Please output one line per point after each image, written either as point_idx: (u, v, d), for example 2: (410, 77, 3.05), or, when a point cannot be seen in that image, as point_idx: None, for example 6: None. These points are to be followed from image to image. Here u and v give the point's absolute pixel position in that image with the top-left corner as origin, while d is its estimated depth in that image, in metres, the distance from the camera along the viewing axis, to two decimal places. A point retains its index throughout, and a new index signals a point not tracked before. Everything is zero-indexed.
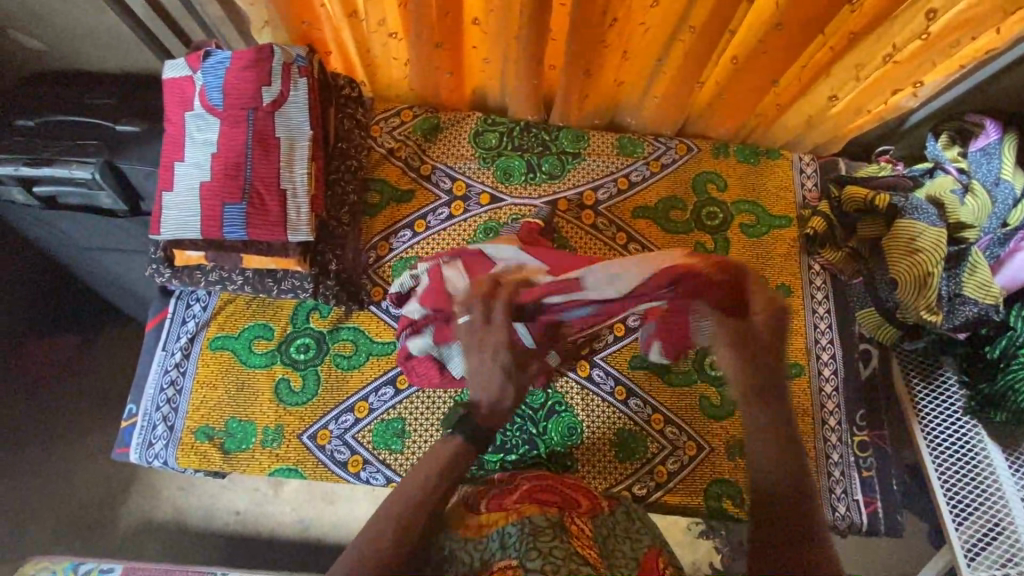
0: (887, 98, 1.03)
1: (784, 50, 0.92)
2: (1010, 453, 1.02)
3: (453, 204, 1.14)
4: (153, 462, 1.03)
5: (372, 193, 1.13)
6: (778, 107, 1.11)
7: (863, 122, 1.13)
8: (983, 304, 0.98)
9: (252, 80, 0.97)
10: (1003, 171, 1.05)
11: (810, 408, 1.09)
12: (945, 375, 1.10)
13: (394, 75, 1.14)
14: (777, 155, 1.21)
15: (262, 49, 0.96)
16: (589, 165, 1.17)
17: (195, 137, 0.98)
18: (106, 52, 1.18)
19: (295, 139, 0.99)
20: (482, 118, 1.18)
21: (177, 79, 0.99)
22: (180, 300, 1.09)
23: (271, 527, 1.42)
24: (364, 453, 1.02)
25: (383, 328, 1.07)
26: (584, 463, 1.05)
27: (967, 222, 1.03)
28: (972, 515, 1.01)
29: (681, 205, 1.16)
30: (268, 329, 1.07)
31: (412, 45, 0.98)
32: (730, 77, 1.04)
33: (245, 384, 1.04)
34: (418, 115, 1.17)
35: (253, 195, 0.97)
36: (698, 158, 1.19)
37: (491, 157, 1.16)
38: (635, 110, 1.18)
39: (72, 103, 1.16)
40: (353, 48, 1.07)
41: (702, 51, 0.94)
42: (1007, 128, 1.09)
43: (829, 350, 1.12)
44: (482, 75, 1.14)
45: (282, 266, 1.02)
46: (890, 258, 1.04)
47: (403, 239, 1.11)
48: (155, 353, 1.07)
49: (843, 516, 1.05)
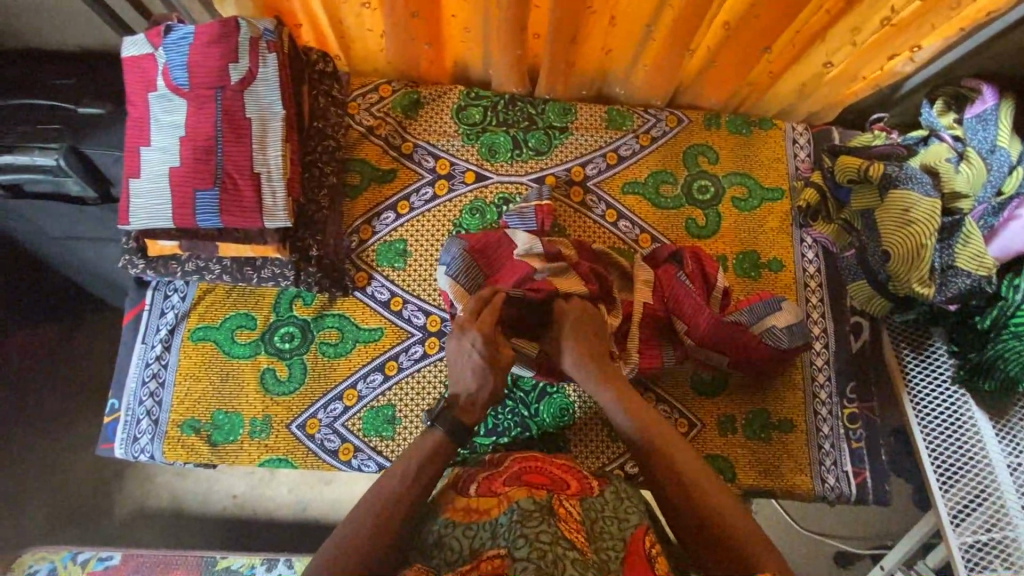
0: (884, 63, 1.00)
1: (778, 11, 0.88)
2: (997, 421, 1.04)
3: (437, 184, 1.10)
4: (140, 456, 1.02)
5: (352, 174, 1.09)
6: (770, 75, 1.07)
7: (858, 88, 1.09)
8: (976, 275, 0.98)
9: (217, 56, 0.91)
10: (999, 138, 1.03)
11: (801, 382, 1.09)
12: (936, 345, 1.10)
13: (370, 49, 1.08)
14: (770, 125, 1.17)
15: (227, 24, 0.91)
16: (577, 139, 1.13)
17: (161, 119, 0.93)
18: (58, 31, 1.10)
19: (267, 119, 0.94)
20: (465, 91, 1.13)
21: (138, 57, 0.93)
22: (158, 291, 1.06)
23: (269, 508, 1.42)
24: (355, 441, 1.01)
25: (368, 315, 1.05)
26: (577, 443, 1.05)
27: (961, 191, 1.00)
28: (958, 482, 1.02)
29: (671, 179, 1.13)
30: (250, 318, 1.04)
31: (387, 15, 0.92)
32: (722, 43, 0.99)
33: (230, 375, 1.02)
34: (397, 89, 1.12)
35: (225, 180, 0.93)
36: (689, 130, 1.15)
37: (475, 133, 1.12)
38: (623, 80, 1.14)
39: (31, 85, 1.10)
40: (325, 20, 1.01)
41: (693, 15, 0.89)
42: (1003, 94, 1.06)
43: (821, 324, 1.12)
44: (463, 46, 1.09)
45: (261, 254, 0.98)
46: (882, 229, 1.01)
47: (387, 221, 1.08)
48: (135, 347, 1.05)
49: (833, 487, 1.06)
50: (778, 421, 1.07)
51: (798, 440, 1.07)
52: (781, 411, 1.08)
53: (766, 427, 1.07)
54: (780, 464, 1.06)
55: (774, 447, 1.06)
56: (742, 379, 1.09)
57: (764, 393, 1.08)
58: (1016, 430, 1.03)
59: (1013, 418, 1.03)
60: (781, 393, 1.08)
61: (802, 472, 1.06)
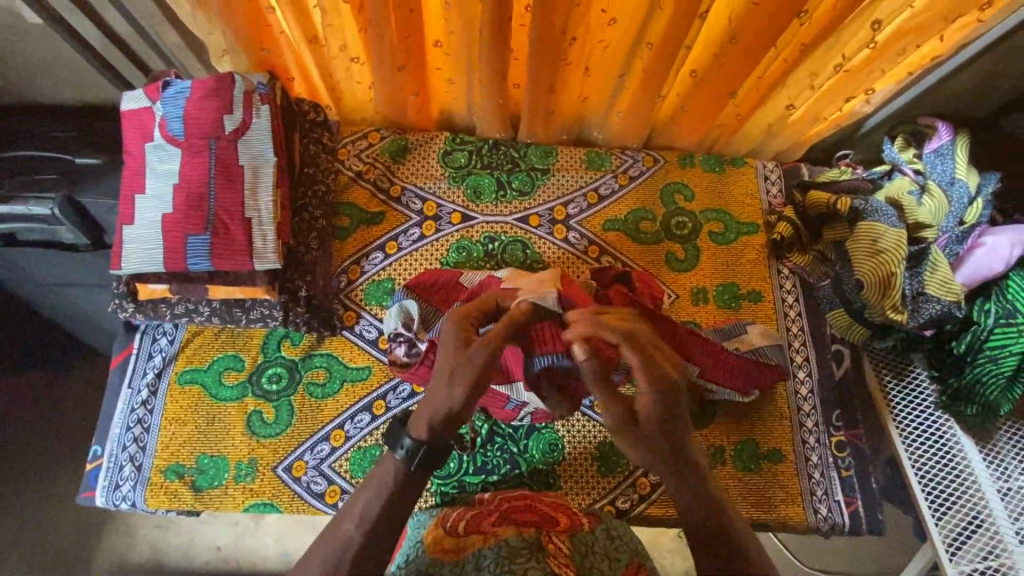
0: (841, 105, 1.06)
1: (739, 62, 0.95)
2: (983, 446, 1.05)
3: (424, 225, 1.13)
4: (121, 504, 1.00)
5: (341, 217, 1.12)
6: (738, 118, 1.14)
7: (821, 129, 1.16)
8: (945, 301, 1.01)
9: (213, 109, 0.96)
10: (957, 171, 1.09)
11: (787, 411, 1.10)
12: (916, 371, 1.12)
13: (359, 100, 1.14)
14: (741, 162, 1.23)
15: (223, 78, 0.96)
16: (559, 180, 1.18)
17: (156, 168, 0.97)
18: (59, 86, 1.15)
19: (260, 166, 0.98)
20: (450, 137, 1.19)
21: (135, 110, 0.97)
22: (146, 335, 1.07)
23: (252, 561, 1.37)
24: (341, 483, 1.00)
25: (356, 353, 1.06)
26: (566, 480, 1.04)
27: (926, 222, 1.07)
28: (951, 510, 1.02)
29: (650, 216, 1.18)
30: (238, 359, 1.05)
31: (375, 69, 0.99)
32: (690, 90, 1.07)
33: (217, 418, 1.02)
34: (385, 136, 1.17)
35: (217, 225, 0.95)
36: (665, 170, 1.21)
37: (460, 176, 1.16)
38: (600, 125, 1.19)
39: (28, 138, 1.13)
40: (316, 74, 1.07)
41: (661, 68, 0.97)
42: (957, 130, 1.13)
43: (803, 352, 1.14)
44: (448, 96, 1.15)
45: (250, 295, 1.00)
46: (855, 258, 1.05)
47: (375, 261, 1.11)
48: (121, 391, 1.04)
49: (825, 517, 1.05)
50: (766, 451, 1.07)
51: (788, 470, 1.07)
52: (768, 440, 1.08)
53: (756, 457, 1.07)
54: (772, 495, 1.05)
55: (764, 478, 1.06)
56: (728, 409, 1.09)
57: (751, 423, 1.09)
58: (1002, 454, 1.04)
59: (998, 442, 1.05)
60: (767, 422, 1.09)
61: (794, 502, 1.05)
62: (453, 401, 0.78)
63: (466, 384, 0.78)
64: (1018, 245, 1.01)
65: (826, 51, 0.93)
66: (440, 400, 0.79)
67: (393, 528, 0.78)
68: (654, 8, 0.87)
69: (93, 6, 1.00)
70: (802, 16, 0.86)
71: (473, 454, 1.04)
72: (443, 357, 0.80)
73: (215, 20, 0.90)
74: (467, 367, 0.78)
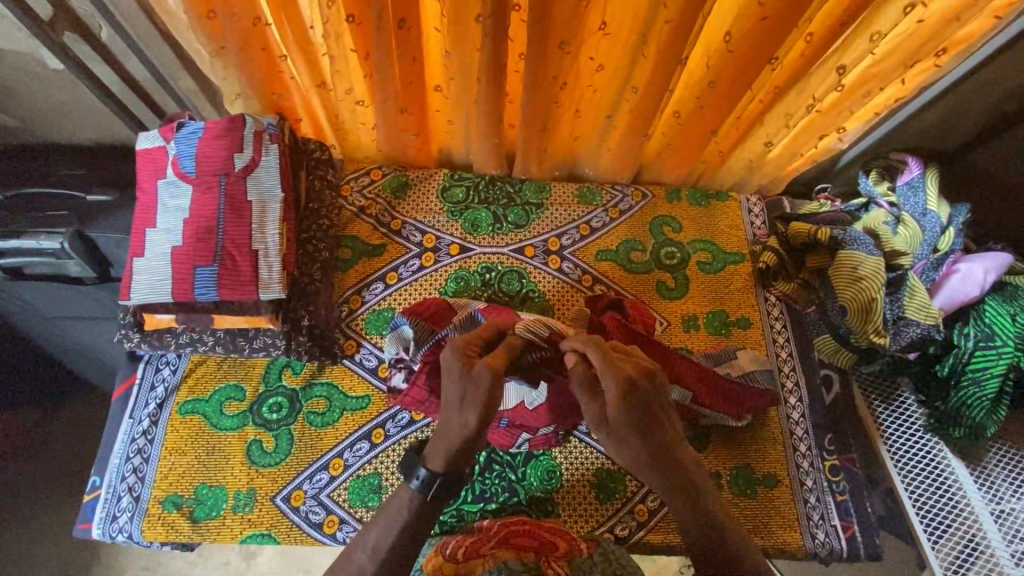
0: (816, 141, 1.13)
1: (719, 105, 1.03)
2: (973, 468, 1.07)
3: (424, 256, 1.17)
4: (117, 536, 0.99)
5: (344, 249, 1.17)
6: (720, 155, 1.21)
7: (800, 164, 1.23)
8: (924, 324, 1.06)
9: (224, 148, 1.01)
10: (928, 203, 1.16)
11: (781, 436, 1.12)
12: (904, 396, 1.16)
13: (362, 139, 1.20)
14: (726, 196, 1.29)
15: (234, 119, 1.02)
16: (553, 213, 1.23)
17: (167, 204, 1.01)
18: (77, 127, 1.21)
19: (267, 202, 1.03)
20: (448, 174, 1.24)
21: (149, 149, 1.02)
22: (149, 365, 1.08)
23: None
24: (339, 512, 1.00)
25: (357, 382, 1.08)
26: (565, 507, 1.04)
27: (901, 250, 1.11)
28: (947, 533, 1.02)
29: (640, 247, 1.22)
30: (239, 389, 1.06)
31: (380, 111, 1.05)
32: (675, 129, 1.14)
33: (217, 448, 1.02)
34: (387, 173, 1.23)
35: (225, 257, 0.99)
36: (653, 204, 1.27)
37: (458, 210, 1.21)
38: (590, 161, 1.26)
39: (43, 176, 1.18)
40: (323, 115, 1.14)
41: (646, 108, 1.04)
42: (927, 165, 1.21)
43: (793, 378, 1.17)
44: (447, 136, 1.22)
45: (254, 325, 1.03)
46: (837, 286, 1.10)
47: (376, 291, 1.14)
48: (123, 421, 1.05)
49: (823, 542, 1.05)
50: (762, 476, 1.09)
51: (784, 495, 1.08)
52: (764, 465, 1.09)
53: (752, 482, 1.08)
54: (769, 520, 1.06)
55: (761, 504, 1.07)
56: (722, 434, 1.11)
57: (746, 448, 1.11)
58: (992, 476, 1.06)
59: (988, 463, 1.07)
60: (762, 447, 1.11)
61: (791, 528, 1.06)
62: (466, 425, 0.80)
63: (478, 405, 0.80)
64: (991, 270, 1.08)
65: (799, 94, 1.01)
66: (453, 430, 0.82)
67: (399, 553, 0.80)
68: (637, 56, 0.94)
69: (115, 54, 1.07)
70: (775, 61, 0.94)
71: (472, 483, 1.04)
72: (451, 383, 0.82)
73: (230, 66, 0.96)
74: (476, 390, 0.80)
